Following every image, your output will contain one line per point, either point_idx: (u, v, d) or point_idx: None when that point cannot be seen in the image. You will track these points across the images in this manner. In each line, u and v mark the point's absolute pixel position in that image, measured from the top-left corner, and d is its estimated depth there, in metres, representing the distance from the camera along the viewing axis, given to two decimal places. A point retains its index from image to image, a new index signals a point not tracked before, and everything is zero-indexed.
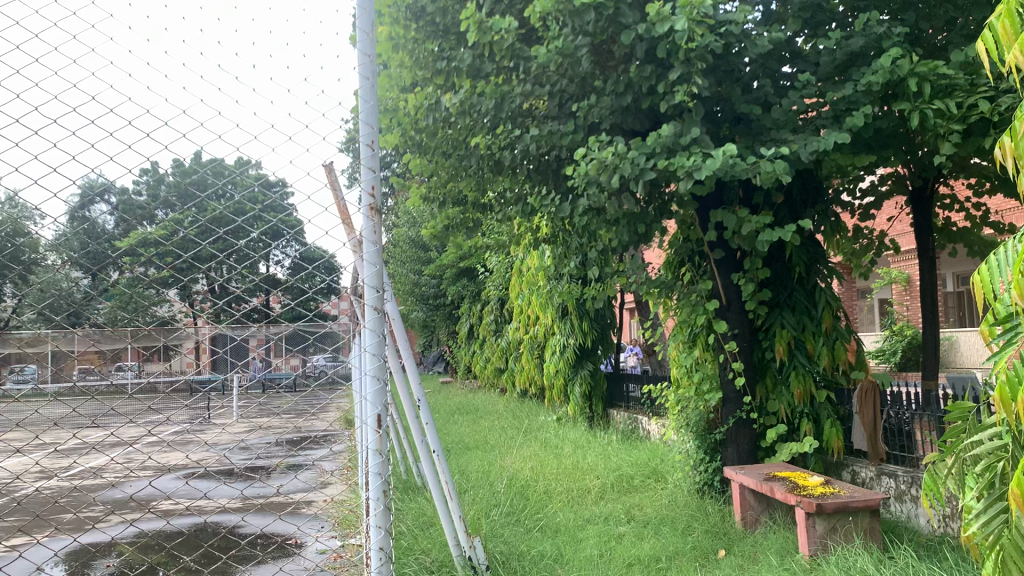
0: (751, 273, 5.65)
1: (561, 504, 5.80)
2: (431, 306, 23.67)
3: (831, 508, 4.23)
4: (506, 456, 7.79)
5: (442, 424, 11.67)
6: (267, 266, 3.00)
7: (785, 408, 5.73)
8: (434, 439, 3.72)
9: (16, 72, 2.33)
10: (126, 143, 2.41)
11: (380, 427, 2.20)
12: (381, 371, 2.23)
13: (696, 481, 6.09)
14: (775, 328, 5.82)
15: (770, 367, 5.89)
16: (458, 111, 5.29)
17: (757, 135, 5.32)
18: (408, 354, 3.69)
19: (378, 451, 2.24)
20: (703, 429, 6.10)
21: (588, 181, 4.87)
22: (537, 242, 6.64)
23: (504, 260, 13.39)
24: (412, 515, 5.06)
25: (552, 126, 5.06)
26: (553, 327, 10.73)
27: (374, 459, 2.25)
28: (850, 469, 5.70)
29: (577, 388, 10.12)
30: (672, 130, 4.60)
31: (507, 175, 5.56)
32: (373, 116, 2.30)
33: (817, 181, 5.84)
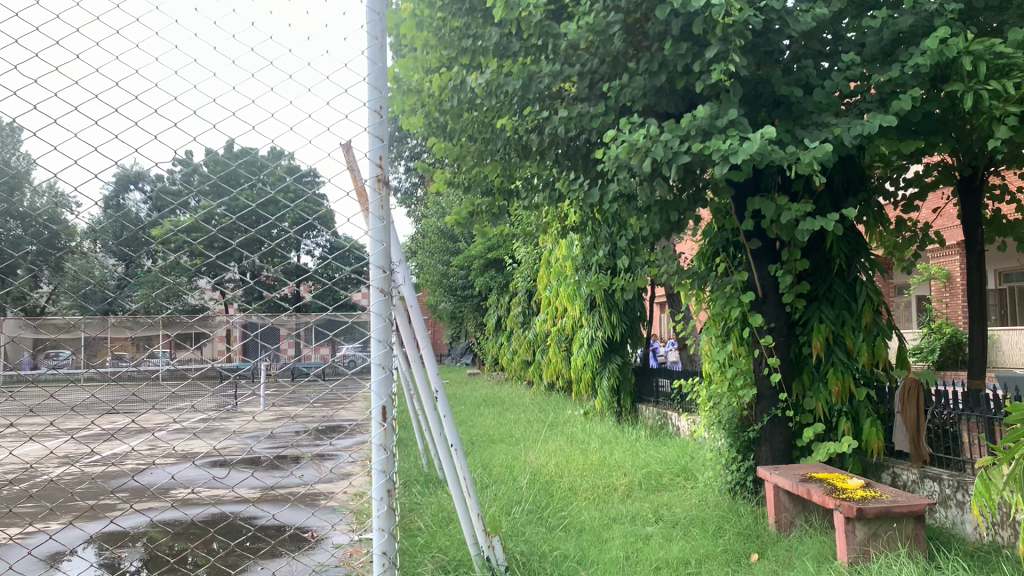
0: (789, 264, 5.37)
1: (587, 502, 5.60)
2: (459, 297, 23.50)
3: (873, 513, 3.98)
4: (530, 451, 7.59)
5: (467, 417, 11.49)
6: (299, 256, 2.80)
7: (821, 405, 5.45)
8: (452, 434, 3.50)
9: (30, 55, 2.23)
10: (148, 126, 2.28)
11: (385, 420, 2.01)
12: (386, 360, 2.03)
13: (727, 481, 5.86)
14: (813, 322, 5.55)
15: (807, 363, 5.63)
16: (484, 92, 5.09)
17: (797, 118, 5.06)
18: (426, 342, 3.47)
19: (383, 447, 2.05)
20: (736, 426, 5.87)
21: (618, 165, 4.65)
22: (565, 230, 6.44)
23: (532, 250, 13.17)
24: (430, 511, 4.88)
25: (582, 108, 4.85)
26: (581, 320, 10.50)
27: (377, 454, 2.05)
28: (890, 471, 5.43)
29: (606, 383, 9.90)
30: (708, 112, 4.36)
31: (534, 160, 5.35)
32: (381, 78, 2.08)
33: (859, 169, 5.57)
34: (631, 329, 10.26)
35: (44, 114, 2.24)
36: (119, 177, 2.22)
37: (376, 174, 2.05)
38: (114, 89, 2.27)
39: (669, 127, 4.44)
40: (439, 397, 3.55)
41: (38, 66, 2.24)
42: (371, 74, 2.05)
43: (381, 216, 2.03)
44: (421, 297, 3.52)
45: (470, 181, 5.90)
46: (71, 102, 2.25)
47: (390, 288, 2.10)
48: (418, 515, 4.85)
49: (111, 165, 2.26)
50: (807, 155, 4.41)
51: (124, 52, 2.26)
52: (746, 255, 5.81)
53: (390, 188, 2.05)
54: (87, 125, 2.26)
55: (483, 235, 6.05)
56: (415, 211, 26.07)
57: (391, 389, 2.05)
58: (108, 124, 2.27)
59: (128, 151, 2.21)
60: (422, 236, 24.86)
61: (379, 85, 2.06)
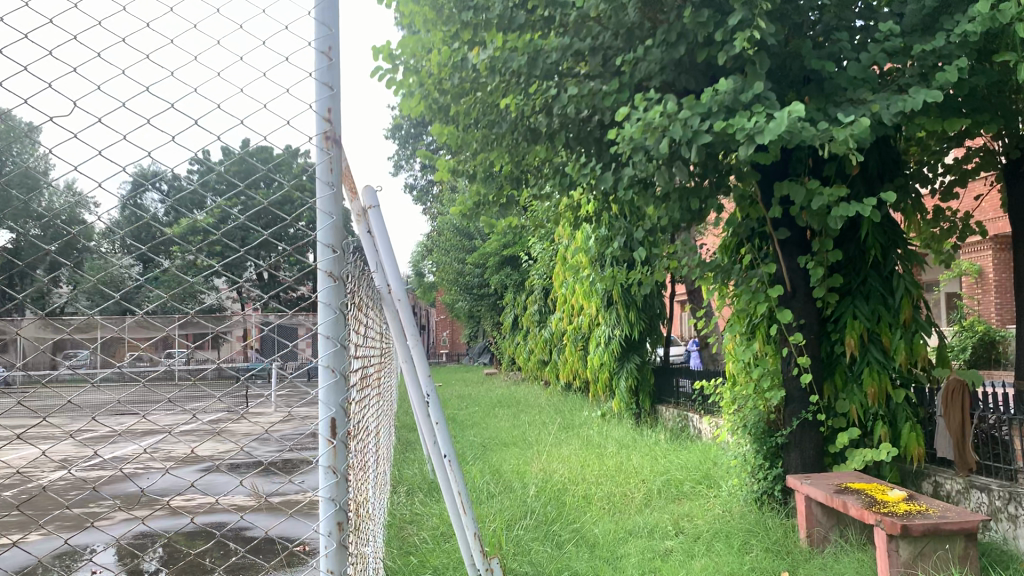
0: (820, 255, 4.96)
1: (601, 512, 5.23)
2: (475, 296, 23.10)
3: (920, 531, 3.55)
4: (544, 455, 7.21)
5: (481, 418, 11.10)
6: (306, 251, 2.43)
7: (856, 408, 5.01)
8: (444, 442, 3.13)
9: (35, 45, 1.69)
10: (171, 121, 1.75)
11: (334, 436, 1.66)
12: (337, 362, 1.67)
13: (754, 491, 5.43)
14: (846, 318, 5.11)
15: (840, 362, 5.21)
16: (488, 70, 4.71)
17: (830, 96, 4.65)
18: (414, 338, 3.12)
19: (332, 470, 1.70)
20: (763, 432, 5.45)
21: (633, 147, 4.23)
22: (578, 221, 6.05)
23: (549, 246, 12.78)
24: (431, 525, 4.50)
25: (593, 85, 4.45)
26: (598, 318, 10.09)
27: (325, 477, 1.70)
28: (931, 480, 5.00)
29: (624, 383, 9.48)
30: (732, 85, 3.94)
31: (544, 145, 4.97)
32: (331, 13, 1.70)
33: (894, 154, 5.16)
34: (650, 327, 9.84)
35: (55, 116, 1.71)
36: (162, 193, 1.70)
37: (323, 130, 1.66)
38: (137, 74, 1.74)
39: (689, 103, 4.02)
40: (430, 402, 3.20)
41: (49, 55, 1.70)
42: (317, 8, 1.67)
43: (330, 183, 1.66)
44: (411, 291, 3.21)
45: (476, 169, 5.51)
46: (98, 96, 1.73)
47: (343, 270, 1.74)
48: (416, 530, 4.49)
49: (147, 180, 1.74)
50: (841, 133, 3.97)
51: (150, 23, 1.76)
52: (774, 245, 5.40)
53: (343, 150, 1.67)
54: (115, 130, 1.74)
55: (491, 226, 5.66)
56: (431, 208, 25.72)
57: (342, 397, 1.69)
58: (139, 128, 1.75)
59: (159, 155, 1.70)
60: (438, 235, 24.52)
61: (328, 22, 1.69)
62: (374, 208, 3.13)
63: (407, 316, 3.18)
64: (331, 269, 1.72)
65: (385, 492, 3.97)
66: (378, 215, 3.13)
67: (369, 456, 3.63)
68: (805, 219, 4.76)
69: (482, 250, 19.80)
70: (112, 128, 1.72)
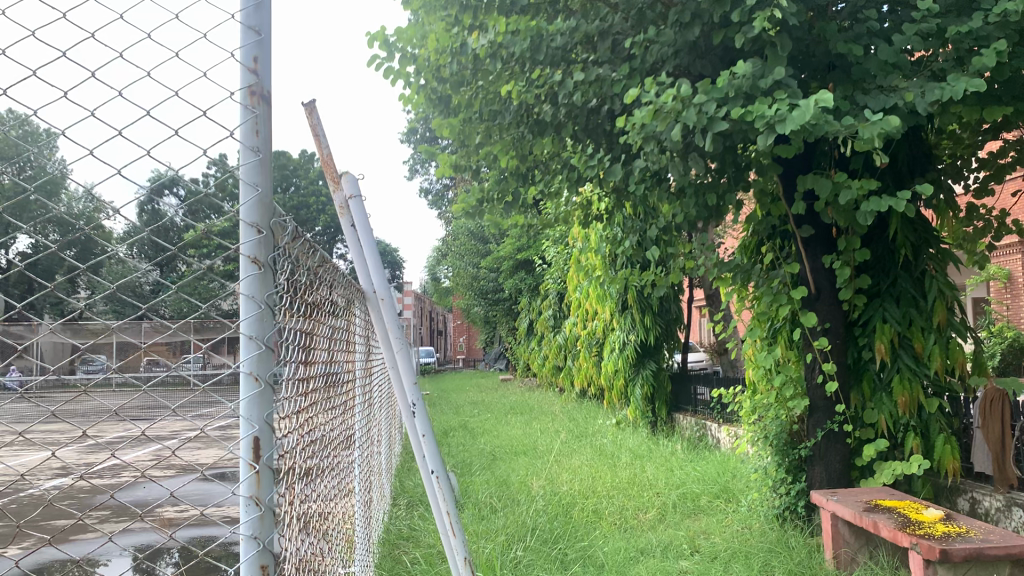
0: (847, 255, 4.62)
1: (611, 528, 4.91)
2: (490, 301, 22.80)
3: (960, 556, 3.21)
4: (554, 466, 6.90)
5: (494, 426, 10.80)
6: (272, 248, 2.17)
7: (885, 418, 4.64)
8: (432, 458, 2.82)
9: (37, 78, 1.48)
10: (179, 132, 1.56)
11: (257, 457, 1.47)
12: (261, 370, 1.49)
13: (777, 507, 5.08)
14: (875, 322, 4.75)
15: (867, 369, 4.85)
16: (488, 56, 4.42)
17: (858, 82, 4.31)
18: (400, 341, 2.83)
19: (256, 500, 1.50)
20: (786, 443, 5.11)
21: (644, 136, 3.91)
22: (589, 220, 5.75)
23: (563, 249, 12.46)
24: (428, 544, 4.19)
25: (601, 71, 4.15)
26: (612, 322, 9.77)
27: (248, 510, 1.50)
28: (968, 497, 4.63)
29: (639, 391, 9.15)
30: (751, 68, 3.60)
31: (550, 137, 4.67)
32: None
33: (925, 147, 4.82)
34: (666, 332, 9.49)
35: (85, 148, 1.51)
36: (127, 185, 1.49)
37: (250, 84, 1.50)
38: (115, 49, 1.54)
39: (704, 88, 3.67)
40: (415, 411, 2.89)
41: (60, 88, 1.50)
42: None
43: (256, 147, 1.50)
44: (394, 290, 2.92)
45: (479, 163, 5.20)
46: (72, 70, 1.52)
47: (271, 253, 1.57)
48: (408, 550, 4.19)
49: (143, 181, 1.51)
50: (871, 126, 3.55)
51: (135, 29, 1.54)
52: (796, 245, 5.08)
53: (271, 108, 1.51)
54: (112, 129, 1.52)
55: (496, 224, 5.35)
56: (446, 212, 25.49)
57: (267, 412, 1.50)
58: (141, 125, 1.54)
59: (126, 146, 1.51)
60: (453, 239, 24.31)
61: None
62: (355, 197, 2.86)
63: (390, 318, 2.89)
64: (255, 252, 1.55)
65: (370, 508, 3.66)
66: (358, 205, 2.86)
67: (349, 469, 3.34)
68: (831, 216, 4.45)
69: (497, 254, 19.51)
70: (85, 107, 1.50)
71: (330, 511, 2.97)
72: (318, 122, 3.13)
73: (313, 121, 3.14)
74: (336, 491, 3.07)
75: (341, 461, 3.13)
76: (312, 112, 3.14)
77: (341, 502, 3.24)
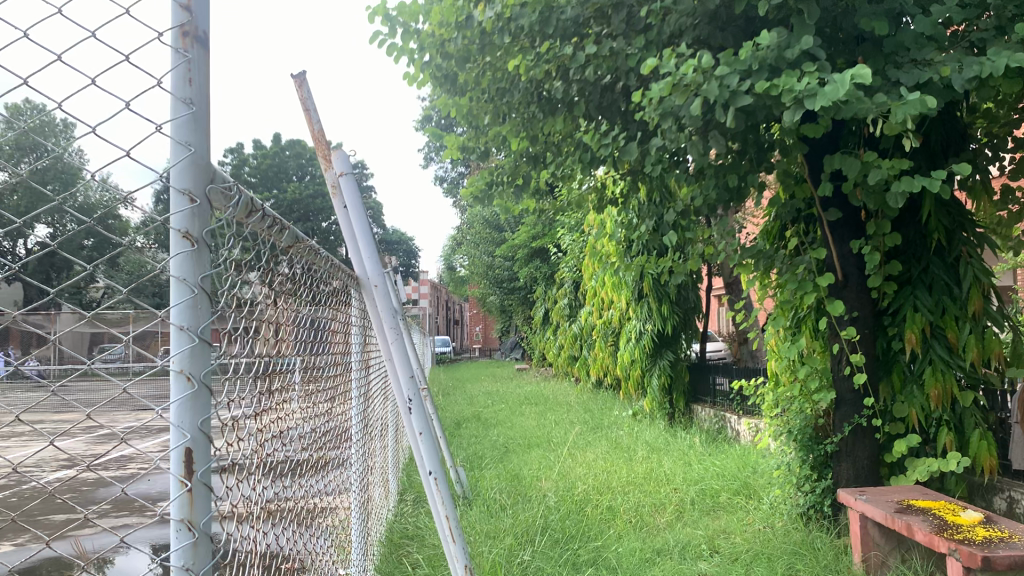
0: (877, 239, 4.36)
1: (627, 527, 4.68)
2: (505, 290, 22.55)
3: (1004, 565, 2.95)
4: (567, 460, 6.68)
5: (507, 417, 10.59)
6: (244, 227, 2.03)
7: (915, 413, 4.38)
8: (427, 457, 2.62)
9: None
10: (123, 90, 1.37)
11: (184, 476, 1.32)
12: (191, 376, 1.34)
13: (801, 506, 4.83)
14: (906, 310, 4.49)
15: (898, 360, 4.60)
16: (495, 29, 4.17)
17: (890, 55, 4.01)
18: (394, 332, 2.62)
19: (187, 523, 1.36)
20: (811, 439, 4.86)
21: (660, 113, 3.65)
22: (603, 204, 5.51)
23: (578, 237, 12.20)
24: (433, 545, 3.97)
25: (614, 44, 3.89)
26: (628, 311, 9.51)
27: (181, 535, 1.36)
28: (1006, 496, 4.36)
29: (656, 382, 8.90)
30: (776, 37, 3.32)
31: (561, 116, 4.43)
32: None
33: (960, 125, 4.52)
34: (684, 322, 9.22)
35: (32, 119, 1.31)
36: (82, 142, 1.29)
37: (181, 22, 1.37)
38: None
39: (725, 59, 3.38)
40: (410, 407, 2.67)
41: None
42: None
43: (189, 98, 1.37)
44: (387, 276, 2.70)
45: (488, 144, 4.94)
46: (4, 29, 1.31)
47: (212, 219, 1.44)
48: (411, 551, 3.99)
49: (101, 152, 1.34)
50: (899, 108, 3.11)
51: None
52: (821, 228, 4.81)
53: (204, 51, 1.38)
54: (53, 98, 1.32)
55: (506, 209, 5.09)
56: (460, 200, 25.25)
57: (201, 419, 1.35)
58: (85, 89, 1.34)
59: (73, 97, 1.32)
60: (468, 228, 24.11)
61: None
62: (346, 175, 2.64)
63: (383, 307, 2.67)
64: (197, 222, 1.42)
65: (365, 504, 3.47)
66: (349, 184, 2.65)
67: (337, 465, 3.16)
68: (860, 199, 4.17)
69: (511, 242, 19.26)
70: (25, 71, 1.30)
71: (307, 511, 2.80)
72: (308, 96, 2.91)
73: (303, 95, 2.93)
74: (319, 489, 2.91)
75: (327, 458, 2.95)
76: (302, 84, 2.92)
77: (323, 499, 3.07)
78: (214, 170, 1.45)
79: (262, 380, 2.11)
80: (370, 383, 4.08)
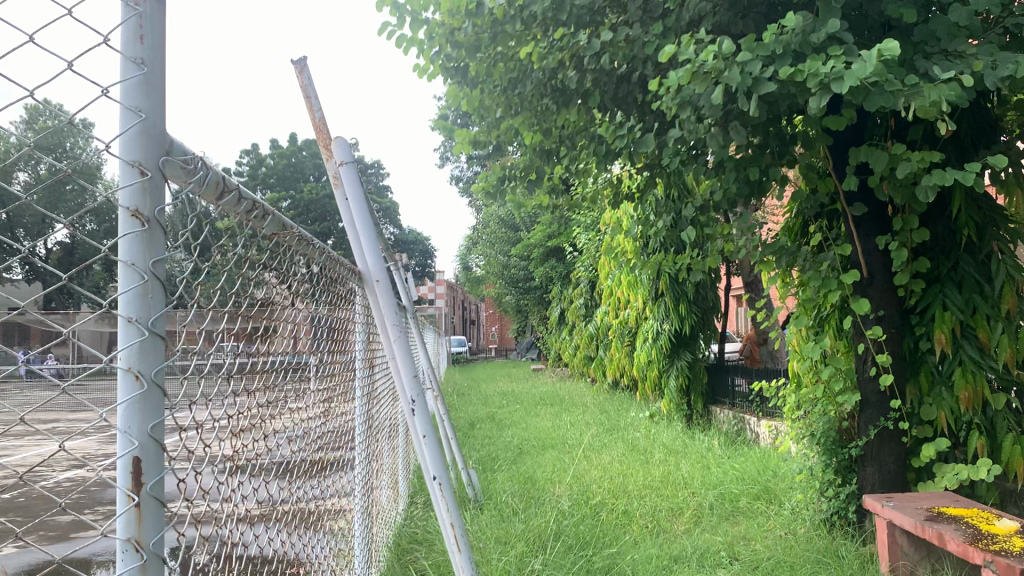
0: (905, 235, 4.18)
1: (643, 533, 4.52)
2: (521, 290, 22.40)
3: None
4: (583, 462, 6.53)
5: (522, 418, 10.45)
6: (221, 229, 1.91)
7: (945, 416, 4.20)
8: (432, 461, 2.49)
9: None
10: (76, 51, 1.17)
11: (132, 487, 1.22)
12: (141, 377, 1.23)
13: (825, 512, 4.66)
14: (935, 309, 4.30)
15: (926, 361, 4.41)
16: (507, 18, 4.02)
17: (921, 42, 3.82)
18: (397, 329, 2.49)
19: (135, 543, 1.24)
20: (834, 442, 4.68)
21: (679, 102, 3.48)
22: (619, 200, 5.35)
23: (594, 236, 12.04)
24: (442, 551, 3.84)
25: (630, 31, 3.73)
26: (645, 310, 9.34)
27: (127, 556, 1.25)
28: None
29: (673, 383, 8.73)
30: (803, 21, 3.14)
31: (575, 108, 4.28)
32: None
33: (992, 116, 4.33)
34: (702, 321, 9.04)
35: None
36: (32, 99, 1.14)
37: None
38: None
39: (747, 45, 3.20)
40: (414, 407, 2.55)
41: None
42: None
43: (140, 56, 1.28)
44: (390, 270, 2.57)
45: (500, 138, 4.79)
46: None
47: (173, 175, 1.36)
48: (419, 557, 3.86)
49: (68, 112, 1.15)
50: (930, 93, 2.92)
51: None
52: (846, 223, 4.62)
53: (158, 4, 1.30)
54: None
55: (519, 205, 4.94)
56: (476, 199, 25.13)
57: (150, 424, 1.24)
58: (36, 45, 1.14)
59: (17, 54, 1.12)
60: (484, 227, 24.00)
61: None
62: (346, 164, 2.51)
63: (386, 303, 2.54)
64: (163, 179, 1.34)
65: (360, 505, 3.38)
66: (350, 173, 2.51)
67: (335, 468, 3.04)
68: (889, 193, 3.99)
69: (527, 241, 19.12)
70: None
71: (297, 515, 2.70)
72: (308, 82, 2.78)
73: (303, 82, 2.80)
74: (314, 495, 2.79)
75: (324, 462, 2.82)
76: (302, 70, 2.79)
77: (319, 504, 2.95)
78: (173, 141, 1.36)
79: (234, 381, 2.01)
80: (375, 381, 3.96)
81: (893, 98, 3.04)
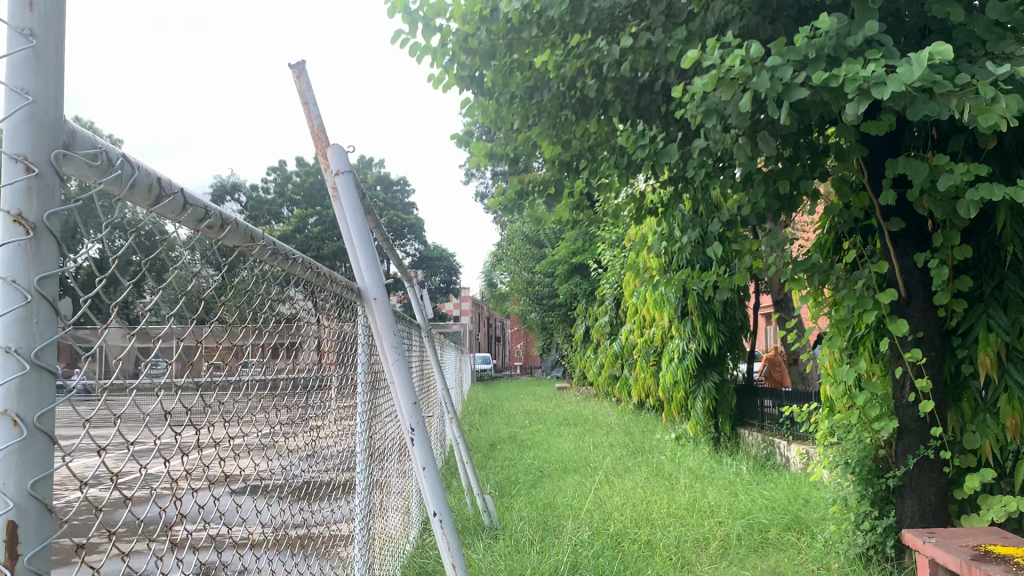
0: (945, 251, 3.93)
1: (667, 566, 4.27)
2: (545, 307, 22.20)
3: None
4: (604, 487, 6.30)
5: (545, 438, 10.23)
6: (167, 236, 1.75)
7: (989, 445, 3.92)
8: (432, 497, 2.30)
9: None
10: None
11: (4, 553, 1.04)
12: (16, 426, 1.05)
13: (861, 547, 4.40)
14: (978, 330, 4.03)
15: (969, 386, 4.14)
16: (522, 23, 3.85)
17: (962, 46, 3.59)
18: (395, 352, 2.31)
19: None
20: (871, 471, 4.42)
21: (704, 110, 3.28)
22: (642, 215, 5.15)
23: (619, 252, 11.82)
24: None
25: (651, 36, 3.54)
26: (671, 329, 9.10)
27: None
28: None
29: (700, 405, 8.47)
30: (837, 21, 2.92)
31: (595, 118, 4.10)
32: None
33: None
34: (731, 340, 8.77)
35: None
36: None
37: None
38: None
39: (777, 49, 2.99)
40: (413, 436, 2.37)
41: None
42: None
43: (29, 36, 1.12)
44: (390, 289, 2.39)
45: (518, 151, 4.61)
46: None
47: (75, 178, 1.20)
48: None
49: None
50: (985, 94, 2.69)
51: None
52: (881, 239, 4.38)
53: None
54: None
55: (538, 220, 4.75)
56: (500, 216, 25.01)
57: (33, 478, 1.06)
58: None
59: None
60: (509, 244, 23.84)
61: None
62: (344, 173, 2.34)
63: (385, 324, 2.36)
64: (66, 183, 1.18)
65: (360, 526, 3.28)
66: (348, 183, 2.34)
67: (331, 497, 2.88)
68: (929, 207, 3.75)
69: (551, 258, 18.94)
70: None
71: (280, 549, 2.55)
72: (307, 87, 2.61)
73: (301, 87, 2.63)
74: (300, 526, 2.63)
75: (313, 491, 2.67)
76: (301, 75, 2.63)
77: None
78: (73, 134, 1.18)
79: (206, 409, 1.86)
80: (377, 403, 3.80)
81: (940, 105, 2.84)
